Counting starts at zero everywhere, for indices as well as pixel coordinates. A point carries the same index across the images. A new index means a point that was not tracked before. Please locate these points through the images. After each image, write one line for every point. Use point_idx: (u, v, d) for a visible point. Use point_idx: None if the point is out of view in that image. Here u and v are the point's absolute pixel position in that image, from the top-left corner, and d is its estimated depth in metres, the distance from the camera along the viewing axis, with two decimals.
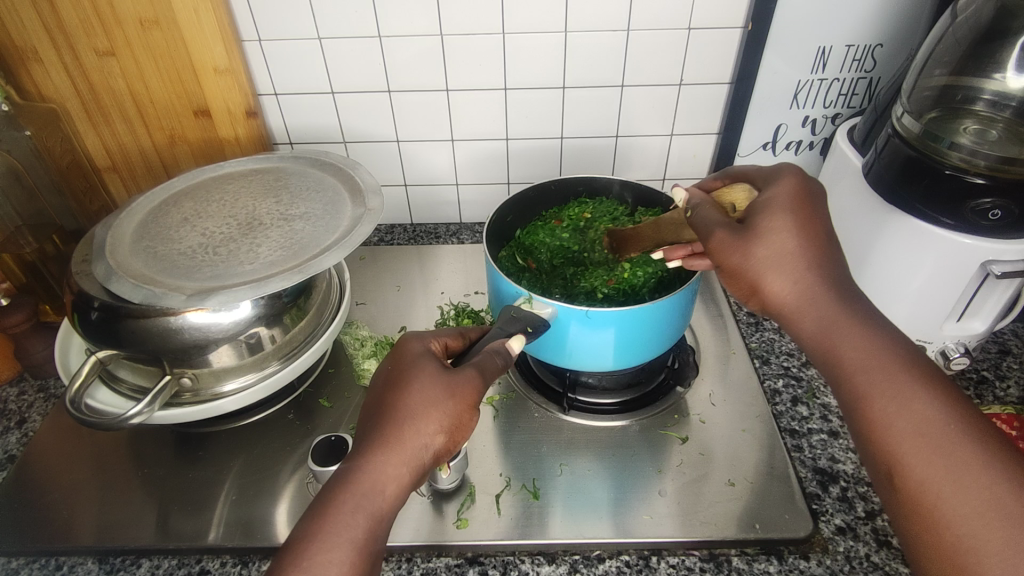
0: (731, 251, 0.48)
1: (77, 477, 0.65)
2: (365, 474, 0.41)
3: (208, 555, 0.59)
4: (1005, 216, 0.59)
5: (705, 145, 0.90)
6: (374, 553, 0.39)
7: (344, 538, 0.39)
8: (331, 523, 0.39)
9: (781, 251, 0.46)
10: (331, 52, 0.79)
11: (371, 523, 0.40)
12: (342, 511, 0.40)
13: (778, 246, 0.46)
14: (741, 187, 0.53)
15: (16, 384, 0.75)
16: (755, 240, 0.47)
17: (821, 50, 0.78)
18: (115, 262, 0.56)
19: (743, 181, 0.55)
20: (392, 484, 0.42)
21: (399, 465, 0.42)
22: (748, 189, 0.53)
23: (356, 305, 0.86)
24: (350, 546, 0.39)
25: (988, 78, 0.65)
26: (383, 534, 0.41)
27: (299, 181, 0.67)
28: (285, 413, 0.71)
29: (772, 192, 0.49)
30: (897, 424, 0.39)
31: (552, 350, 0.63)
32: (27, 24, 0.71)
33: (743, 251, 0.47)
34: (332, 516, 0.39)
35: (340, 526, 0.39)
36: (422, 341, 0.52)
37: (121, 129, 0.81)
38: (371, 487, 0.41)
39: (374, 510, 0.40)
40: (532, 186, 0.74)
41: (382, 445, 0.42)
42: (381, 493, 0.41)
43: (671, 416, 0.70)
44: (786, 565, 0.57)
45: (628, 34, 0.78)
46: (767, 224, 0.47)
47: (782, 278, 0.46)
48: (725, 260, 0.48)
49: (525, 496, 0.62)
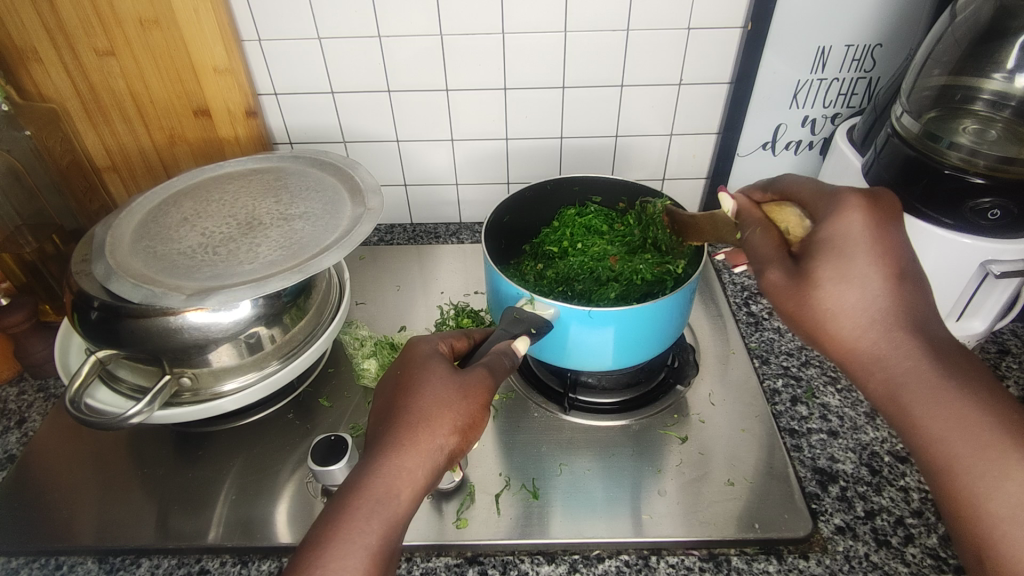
0: (787, 298, 0.46)
1: (77, 477, 0.65)
2: (380, 478, 0.41)
3: (208, 555, 0.59)
4: (1004, 216, 0.59)
5: (705, 145, 0.90)
6: (391, 557, 0.40)
7: (359, 543, 0.39)
8: (345, 528, 0.39)
9: (858, 301, 0.43)
10: (331, 52, 0.79)
11: (386, 528, 0.40)
12: (356, 516, 0.40)
13: (852, 299, 0.43)
14: (794, 212, 0.50)
15: (16, 384, 0.75)
16: (818, 285, 0.44)
17: (821, 50, 0.78)
18: (114, 262, 0.56)
19: (796, 202, 0.51)
20: (407, 487, 0.41)
21: (413, 467, 0.42)
22: (801, 214, 0.49)
23: (356, 304, 0.86)
24: (366, 551, 0.39)
25: (988, 78, 0.65)
26: (399, 538, 0.41)
27: (298, 181, 0.67)
28: (285, 413, 0.71)
29: (836, 224, 0.45)
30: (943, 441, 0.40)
31: (552, 350, 0.63)
32: (27, 24, 0.71)
33: (807, 302, 0.44)
34: (347, 520, 0.39)
35: (355, 531, 0.39)
36: (429, 342, 0.52)
37: (121, 129, 0.81)
38: (386, 491, 0.41)
39: (389, 514, 0.40)
40: (528, 186, 0.74)
41: (395, 449, 0.42)
42: (397, 496, 0.41)
43: (670, 416, 0.70)
44: (785, 565, 0.57)
45: (628, 34, 0.78)
46: (830, 271, 0.44)
47: (848, 323, 0.43)
48: (786, 306, 0.46)
49: (525, 495, 0.62)
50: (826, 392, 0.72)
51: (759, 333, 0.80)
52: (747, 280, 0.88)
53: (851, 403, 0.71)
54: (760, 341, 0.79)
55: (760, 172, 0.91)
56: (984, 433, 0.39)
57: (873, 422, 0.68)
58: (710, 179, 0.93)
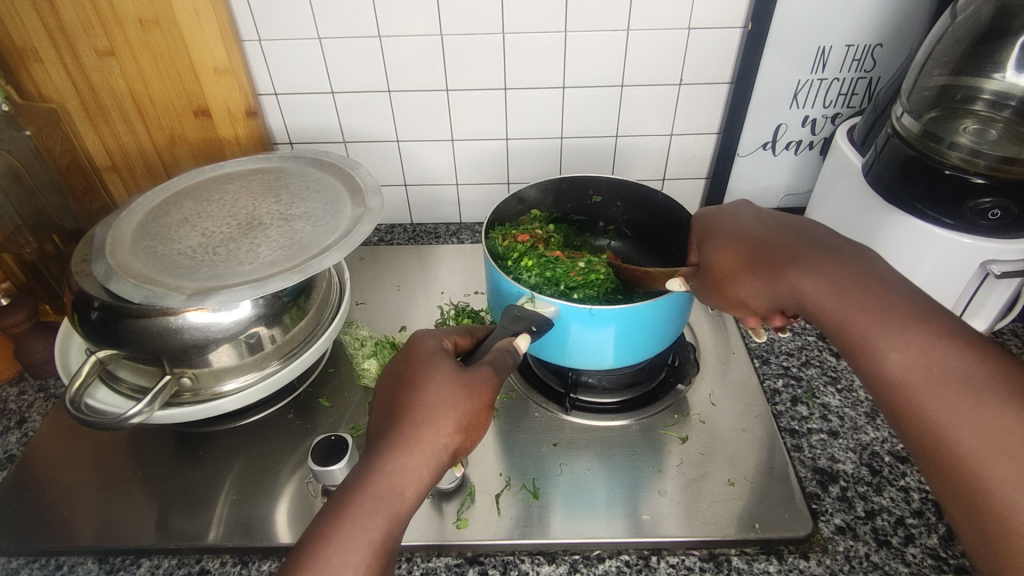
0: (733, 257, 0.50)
1: (77, 478, 0.65)
2: (384, 474, 0.41)
3: (208, 555, 0.59)
4: (1004, 216, 0.59)
5: (705, 145, 0.90)
6: (391, 553, 0.39)
7: (362, 538, 0.38)
8: (349, 523, 0.38)
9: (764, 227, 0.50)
10: (331, 52, 0.79)
11: (390, 525, 0.39)
12: (361, 511, 0.39)
13: (746, 221, 0.52)
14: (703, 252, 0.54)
15: (16, 384, 0.75)
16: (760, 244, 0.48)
17: (821, 50, 0.78)
18: (115, 262, 0.56)
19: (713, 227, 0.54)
20: (412, 484, 0.41)
21: (419, 465, 0.42)
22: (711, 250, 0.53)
23: (356, 304, 0.86)
24: (367, 547, 0.38)
25: (988, 78, 0.65)
26: (401, 536, 0.40)
27: (299, 181, 0.67)
28: (285, 413, 0.71)
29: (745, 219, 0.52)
30: (893, 356, 0.38)
31: (553, 348, 0.63)
32: (27, 24, 0.71)
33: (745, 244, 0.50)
34: (351, 514, 0.39)
35: (358, 527, 0.38)
36: (434, 339, 0.52)
37: (122, 129, 0.81)
38: (391, 487, 0.40)
39: (393, 510, 0.40)
40: (532, 184, 0.74)
41: (400, 446, 0.42)
42: (401, 493, 0.41)
43: (671, 416, 0.70)
44: (785, 565, 0.57)
45: (628, 34, 0.78)
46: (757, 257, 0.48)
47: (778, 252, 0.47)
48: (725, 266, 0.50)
49: (525, 495, 0.62)
50: (826, 392, 0.72)
51: None
52: None
53: (851, 403, 0.71)
54: (761, 341, 0.79)
55: (760, 172, 0.91)
56: (901, 314, 0.39)
57: (873, 422, 0.68)
58: (710, 179, 0.93)
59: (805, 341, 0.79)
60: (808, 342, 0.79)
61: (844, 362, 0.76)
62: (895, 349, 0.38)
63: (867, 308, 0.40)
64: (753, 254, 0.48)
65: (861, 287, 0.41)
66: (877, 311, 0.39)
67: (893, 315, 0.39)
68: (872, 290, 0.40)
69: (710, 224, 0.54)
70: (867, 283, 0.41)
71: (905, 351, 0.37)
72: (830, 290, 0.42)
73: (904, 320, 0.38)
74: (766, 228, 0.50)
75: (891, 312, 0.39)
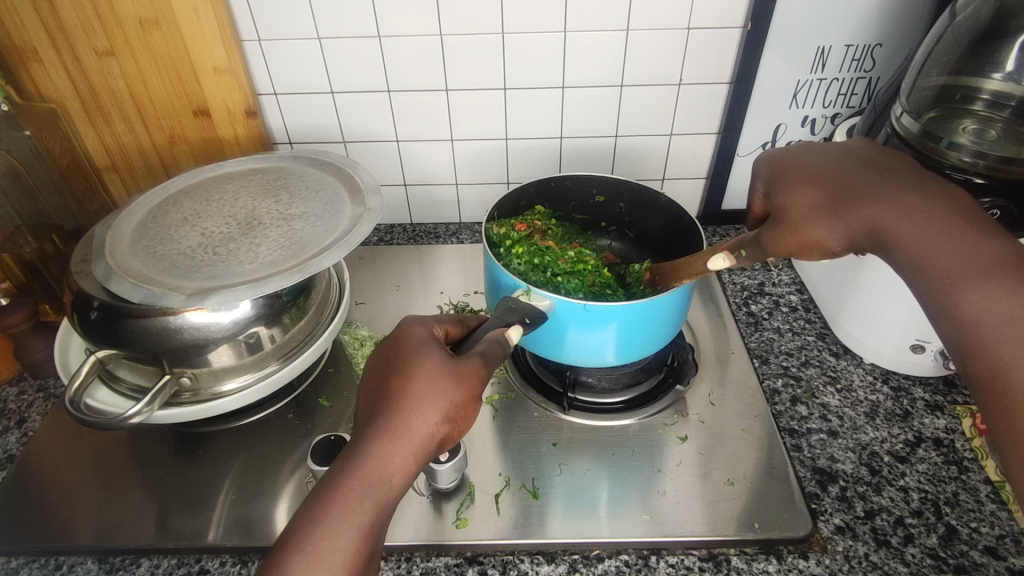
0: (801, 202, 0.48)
1: (77, 477, 0.65)
2: (372, 461, 0.41)
3: (208, 555, 0.59)
4: (1004, 216, 0.59)
5: (705, 145, 0.90)
6: (376, 541, 0.39)
7: (348, 525, 0.38)
8: (336, 510, 0.38)
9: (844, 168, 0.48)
10: (331, 52, 0.79)
11: (376, 513, 0.40)
12: (348, 499, 0.39)
13: (822, 159, 0.50)
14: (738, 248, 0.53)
15: (16, 384, 0.75)
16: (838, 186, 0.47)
17: (821, 50, 0.78)
18: (115, 262, 0.56)
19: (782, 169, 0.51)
20: (399, 472, 0.41)
21: (405, 453, 0.42)
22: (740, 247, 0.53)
23: (356, 304, 0.86)
24: (353, 534, 0.38)
25: (988, 78, 0.64)
26: (387, 524, 0.40)
27: (299, 181, 0.67)
28: (285, 413, 0.71)
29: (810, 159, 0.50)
30: (974, 296, 0.41)
31: (546, 343, 0.63)
32: (27, 24, 0.71)
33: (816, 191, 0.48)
34: (338, 501, 0.39)
35: (345, 514, 0.38)
36: (424, 327, 0.52)
37: (121, 129, 0.81)
38: (379, 475, 0.40)
39: (380, 498, 0.40)
40: (533, 182, 0.74)
41: (387, 433, 0.42)
42: (388, 481, 0.41)
43: (670, 416, 0.70)
44: (785, 565, 0.57)
45: (628, 34, 0.78)
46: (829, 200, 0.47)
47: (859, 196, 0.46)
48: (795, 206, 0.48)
49: (524, 495, 0.62)
50: (826, 392, 0.72)
51: (759, 333, 0.80)
52: (747, 279, 0.88)
53: (851, 403, 0.71)
54: (760, 340, 0.79)
55: None
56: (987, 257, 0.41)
57: (873, 422, 0.68)
58: (710, 179, 0.93)
59: (805, 341, 0.79)
60: (807, 342, 0.79)
61: (844, 361, 0.76)
62: (974, 293, 0.41)
63: (948, 252, 0.42)
64: (831, 194, 0.47)
65: (945, 231, 0.43)
66: (954, 252, 0.42)
67: (979, 261, 0.41)
68: (955, 236, 0.43)
69: (776, 159, 0.52)
70: (950, 224, 0.43)
71: (984, 296, 0.40)
72: (912, 231, 0.43)
73: (988, 263, 0.41)
74: (837, 168, 0.48)
75: (976, 256, 0.41)
